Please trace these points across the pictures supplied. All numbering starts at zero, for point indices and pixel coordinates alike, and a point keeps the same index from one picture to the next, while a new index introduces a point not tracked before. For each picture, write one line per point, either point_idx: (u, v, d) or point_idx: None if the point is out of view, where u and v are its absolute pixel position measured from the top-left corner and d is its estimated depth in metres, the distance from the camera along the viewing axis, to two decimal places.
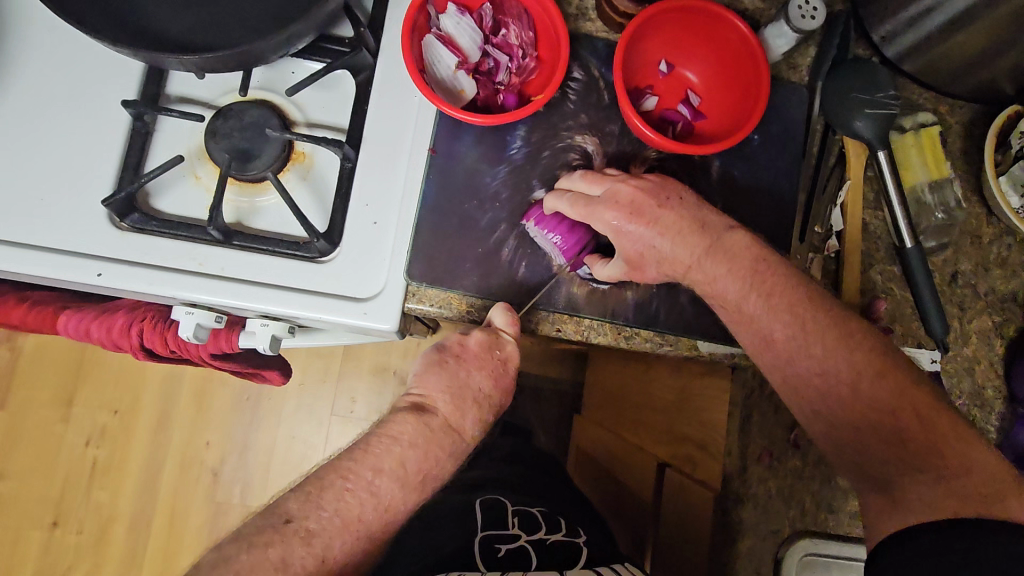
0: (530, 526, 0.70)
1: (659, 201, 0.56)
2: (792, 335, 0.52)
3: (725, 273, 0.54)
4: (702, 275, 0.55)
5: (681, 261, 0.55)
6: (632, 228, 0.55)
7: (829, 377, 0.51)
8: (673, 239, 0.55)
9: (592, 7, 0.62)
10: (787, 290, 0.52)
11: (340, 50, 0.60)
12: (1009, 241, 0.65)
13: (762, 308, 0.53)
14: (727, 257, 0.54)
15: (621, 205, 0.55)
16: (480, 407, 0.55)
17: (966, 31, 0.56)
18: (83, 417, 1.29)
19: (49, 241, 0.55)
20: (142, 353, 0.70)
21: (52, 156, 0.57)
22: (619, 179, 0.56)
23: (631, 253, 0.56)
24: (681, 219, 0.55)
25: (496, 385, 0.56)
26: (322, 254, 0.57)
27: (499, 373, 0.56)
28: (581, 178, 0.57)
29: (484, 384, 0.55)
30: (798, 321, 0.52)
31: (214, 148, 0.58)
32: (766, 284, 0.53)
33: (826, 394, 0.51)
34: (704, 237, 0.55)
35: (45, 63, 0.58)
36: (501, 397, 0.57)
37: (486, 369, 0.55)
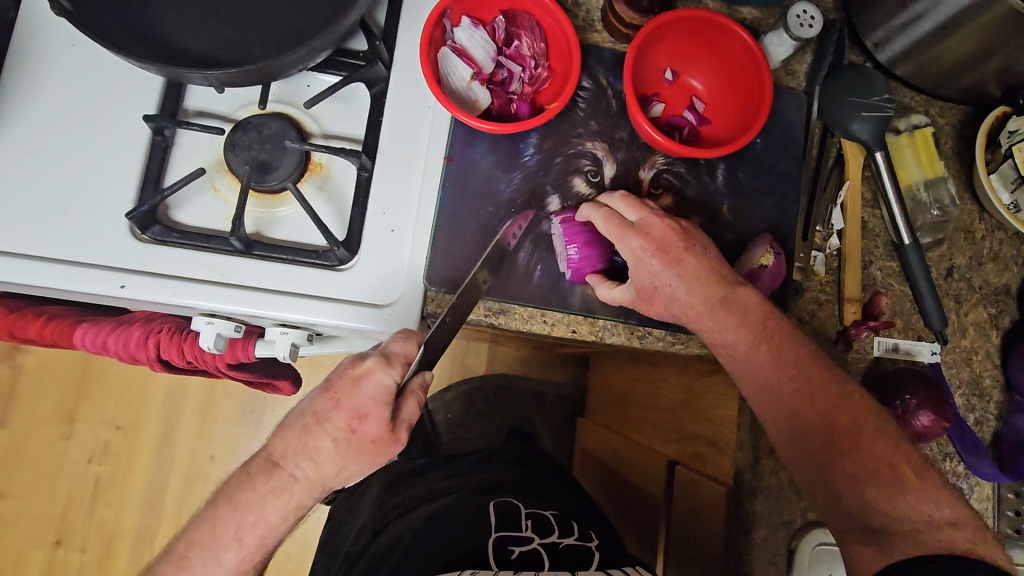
0: (546, 524, 0.72)
1: (686, 245, 0.57)
2: (795, 389, 0.56)
3: (737, 325, 0.57)
4: (713, 323, 0.58)
5: (688, 304, 0.58)
6: (654, 262, 0.57)
7: (830, 428, 0.56)
8: (688, 285, 0.57)
9: (599, 18, 0.65)
10: (795, 351, 0.57)
11: (356, 63, 0.61)
12: (1000, 236, 0.68)
13: (767, 366, 0.57)
14: (739, 312, 0.57)
15: (651, 237, 0.57)
16: (314, 433, 0.51)
17: (954, 36, 0.59)
18: (85, 433, 1.28)
19: (71, 255, 0.56)
20: (158, 364, 0.70)
21: (73, 171, 0.58)
22: (656, 212, 0.58)
23: (646, 282, 0.58)
24: (702, 266, 0.58)
25: (345, 407, 0.51)
26: (341, 262, 0.59)
27: (346, 391, 0.51)
28: (620, 200, 0.59)
29: (325, 406, 0.51)
30: (804, 373, 0.57)
31: (235, 160, 0.59)
32: (774, 340, 0.57)
33: (827, 443, 0.56)
34: (718, 290, 0.57)
35: (65, 81, 0.59)
36: (352, 421, 0.51)
37: (329, 395, 0.51)
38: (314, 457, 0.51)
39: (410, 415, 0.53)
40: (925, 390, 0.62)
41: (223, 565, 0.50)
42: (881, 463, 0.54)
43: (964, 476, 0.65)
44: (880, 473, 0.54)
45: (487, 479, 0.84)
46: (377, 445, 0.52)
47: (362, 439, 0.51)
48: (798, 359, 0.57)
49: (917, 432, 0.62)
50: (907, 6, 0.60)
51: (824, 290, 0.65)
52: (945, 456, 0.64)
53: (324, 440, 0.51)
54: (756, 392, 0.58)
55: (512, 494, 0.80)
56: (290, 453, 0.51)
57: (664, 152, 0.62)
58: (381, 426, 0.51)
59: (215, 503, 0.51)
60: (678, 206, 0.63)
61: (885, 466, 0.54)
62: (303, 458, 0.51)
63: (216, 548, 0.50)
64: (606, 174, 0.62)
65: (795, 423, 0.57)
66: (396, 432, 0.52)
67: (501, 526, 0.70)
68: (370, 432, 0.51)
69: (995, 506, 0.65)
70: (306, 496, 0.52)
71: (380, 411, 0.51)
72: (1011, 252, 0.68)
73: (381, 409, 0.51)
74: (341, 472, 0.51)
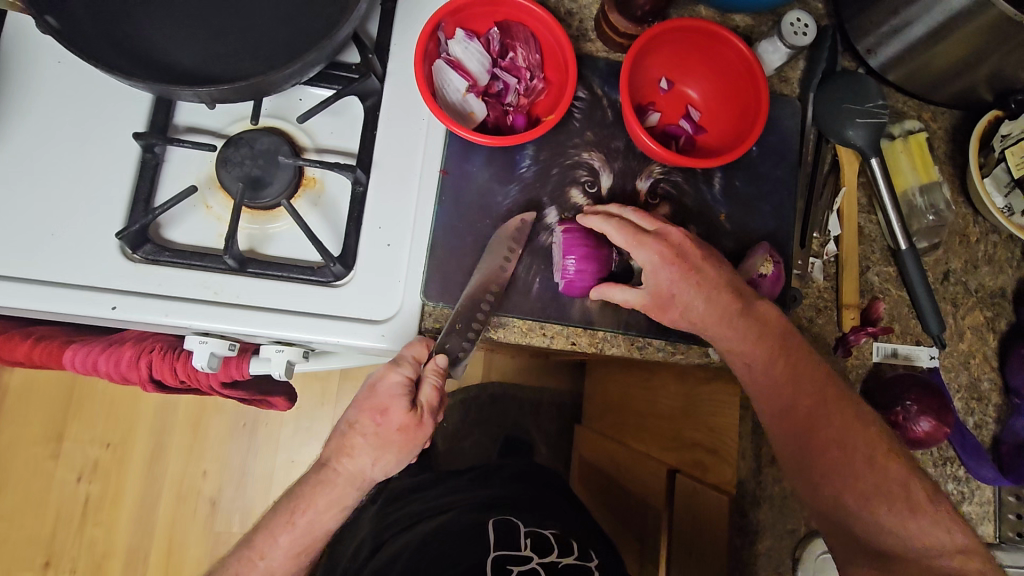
0: (546, 542, 0.71)
1: (702, 255, 0.58)
2: (816, 405, 0.57)
3: (756, 339, 0.57)
4: (731, 335, 0.57)
5: (706, 317, 0.57)
6: (672, 269, 0.56)
7: (846, 448, 0.56)
8: (706, 295, 0.57)
9: (592, 28, 0.65)
10: (812, 371, 0.57)
11: (349, 76, 0.60)
12: (995, 239, 0.69)
13: (783, 381, 0.57)
14: (760, 325, 0.57)
15: (669, 245, 0.57)
16: (348, 434, 0.55)
17: (945, 43, 0.59)
18: (75, 452, 1.26)
19: (60, 277, 0.55)
20: (150, 384, 0.69)
21: (61, 190, 0.57)
22: (669, 223, 0.59)
23: (662, 292, 0.57)
24: (719, 278, 0.58)
25: (368, 406, 0.55)
26: (337, 278, 0.58)
27: (367, 393, 0.55)
28: (633, 214, 0.59)
29: (353, 413, 0.56)
30: (821, 394, 0.57)
31: (226, 176, 0.58)
32: (794, 355, 0.57)
33: (838, 464, 0.56)
34: (737, 301, 0.57)
35: (52, 98, 0.58)
36: (375, 416, 0.54)
37: (364, 399, 0.55)
38: (352, 454, 0.55)
39: (430, 399, 0.55)
40: (928, 397, 0.61)
41: (279, 546, 0.55)
42: (893, 486, 0.55)
43: (964, 480, 0.65)
44: (892, 493, 0.55)
45: (488, 495, 0.83)
46: (405, 434, 0.55)
47: (389, 432, 0.54)
48: (817, 375, 0.58)
49: (918, 438, 0.62)
50: (899, 12, 0.60)
51: (822, 297, 0.65)
52: (945, 460, 0.65)
53: (357, 439, 0.55)
54: (775, 412, 0.58)
55: (511, 509, 0.79)
56: (334, 455, 0.55)
57: (661, 161, 0.62)
58: (401, 415, 0.54)
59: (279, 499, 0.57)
60: (676, 215, 0.63)
61: (897, 490, 0.55)
62: (342, 456, 0.55)
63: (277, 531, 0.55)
64: (603, 184, 0.62)
65: (808, 446, 0.56)
66: (418, 417, 0.55)
67: (500, 544, 0.68)
68: (393, 422, 0.54)
69: (996, 510, 0.65)
70: (351, 489, 0.55)
71: (398, 403, 0.54)
72: (1006, 256, 0.69)
73: (399, 401, 0.54)
74: (376, 463, 0.54)
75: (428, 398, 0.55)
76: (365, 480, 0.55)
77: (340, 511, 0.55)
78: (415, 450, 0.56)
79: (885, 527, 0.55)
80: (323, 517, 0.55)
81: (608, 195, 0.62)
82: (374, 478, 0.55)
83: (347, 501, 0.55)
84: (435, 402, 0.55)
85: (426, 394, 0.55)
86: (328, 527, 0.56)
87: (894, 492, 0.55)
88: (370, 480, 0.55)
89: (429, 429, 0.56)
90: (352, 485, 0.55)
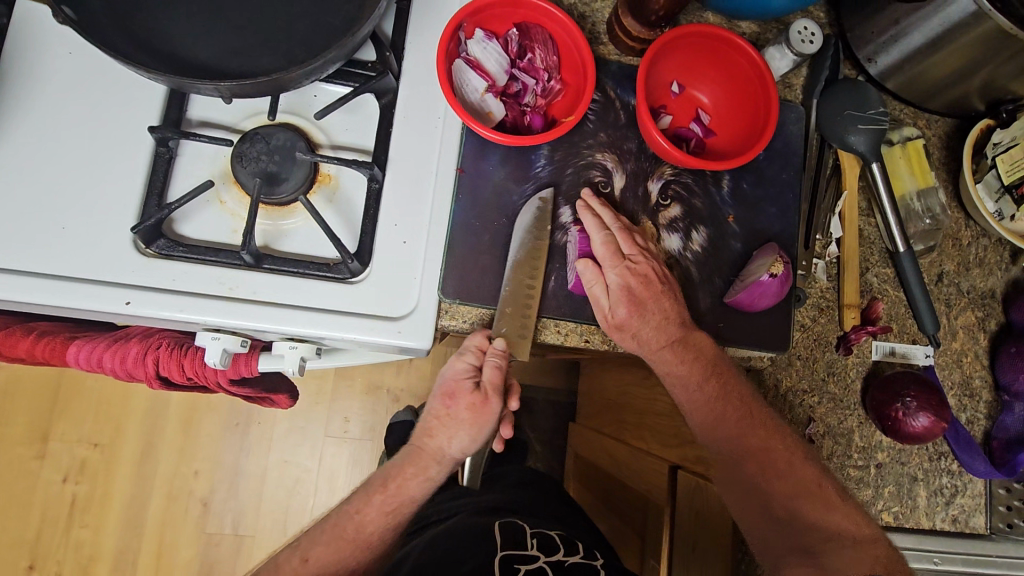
0: (551, 544, 0.70)
1: (663, 288, 0.61)
2: (740, 415, 0.61)
3: (689, 363, 0.60)
4: (666, 358, 0.61)
5: (653, 339, 0.61)
6: (634, 296, 0.59)
7: (772, 451, 0.60)
8: (655, 325, 0.61)
9: (604, 32, 0.66)
10: (738, 389, 0.62)
11: (365, 74, 0.61)
12: (986, 242, 0.72)
13: (714, 396, 0.61)
14: (695, 354, 0.60)
15: (638, 273, 0.59)
16: (428, 418, 0.63)
17: (942, 53, 0.61)
18: (60, 452, 1.23)
19: (71, 271, 0.54)
20: (156, 381, 0.68)
21: (70, 184, 0.56)
22: (644, 248, 0.61)
23: (618, 317, 0.60)
24: (672, 308, 0.61)
25: (440, 393, 0.62)
26: (353, 275, 0.58)
27: (440, 381, 0.63)
28: (620, 231, 0.60)
29: (432, 400, 0.64)
30: (746, 409, 0.61)
31: (242, 172, 0.58)
32: (724, 378, 0.61)
33: (765, 470, 0.59)
34: (680, 331, 0.61)
35: (62, 90, 0.57)
36: (446, 401, 0.62)
37: (438, 388, 0.63)
38: (432, 434, 0.63)
39: (491, 379, 0.59)
40: (927, 392, 0.62)
41: (371, 507, 0.63)
42: (810, 484, 0.59)
43: (958, 473, 0.67)
44: (812, 493, 0.59)
45: (496, 500, 0.83)
46: (474, 412, 0.61)
47: (460, 413, 0.61)
48: (737, 389, 0.62)
49: (915, 433, 0.62)
50: (898, 22, 0.62)
51: (824, 297, 0.67)
52: (940, 454, 0.67)
53: (436, 422, 0.62)
54: (703, 420, 0.62)
55: (518, 513, 0.79)
56: (420, 435, 0.64)
57: (673, 162, 0.63)
58: (466, 396, 0.61)
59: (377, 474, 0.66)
60: (686, 215, 0.64)
61: (814, 488, 0.59)
62: (425, 437, 0.63)
63: (371, 497, 0.63)
64: (616, 184, 0.63)
65: (735, 451, 0.60)
66: (483, 396, 0.61)
67: (507, 544, 0.68)
68: (462, 405, 0.61)
69: (988, 502, 0.67)
70: (434, 463, 0.63)
71: (462, 387, 0.61)
72: (996, 258, 0.72)
73: (463, 386, 0.61)
74: (454, 441, 0.62)
75: (490, 379, 0.59)
76: (446, 456, 0.63)
77: (425, 481, 0.63)
78: (488, 426, 0.62)
79: (810, 528, 0.58)
80: (410, 484, 0.63)
81: (621, 195, 0.63)
82: (454, 456, 0.63)
83: (431, 473, 0.63)
84: (497, 382, 0.59)
85: (487, 376, 0.59)
86: (414, 496, 0.63)
87: (816, 494, 0.59)
88: (450, 456, 0.63)
89: (496, 405, 0.61)
90: (435, 460, 0.63)
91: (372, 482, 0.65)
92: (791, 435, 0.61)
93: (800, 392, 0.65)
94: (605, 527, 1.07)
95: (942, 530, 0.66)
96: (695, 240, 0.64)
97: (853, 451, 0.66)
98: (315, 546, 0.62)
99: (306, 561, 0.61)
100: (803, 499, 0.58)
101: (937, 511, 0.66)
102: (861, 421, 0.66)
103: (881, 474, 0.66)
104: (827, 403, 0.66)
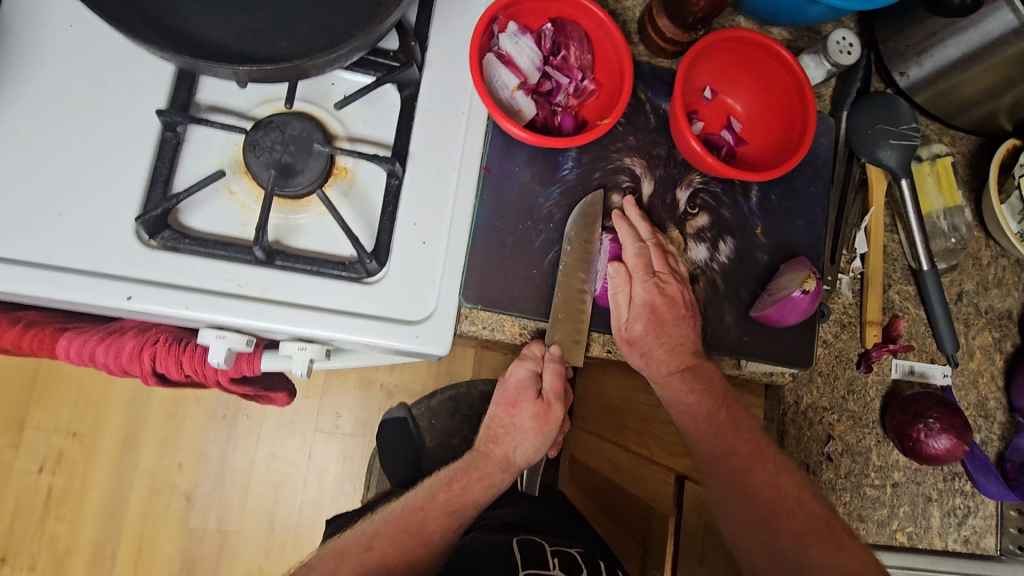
0: (573, 565, 0.68)
1: (687, 312, 0.60)
2: (748, 446, 0.62)
3: (699, 394, 0.61)
4: (675, 387, 0.61)
5: (664, 364, 0.61)
6: (657, 317, 0.59)
7: (778, 489, 0.60)
8: (670, 349, 0.61)
9: (635, 32, 0.64)
10: (745, 423, 0.63)
11: (389, 64, 0.57)
12: (1005, 262, 0.71)
13: (727, 428, 0.62)
14: (705, 383, 0.61)
15: (667, 295, 0.59)
16: (493, 426, 0.64)
17: (977, 69, 0.60)
18: (36, 441, 1.18)
19: (69, 261, 0.50)
20: (152, 377, 0.65)
21: (69, 169, 0.52)
22: (675, 269, 0.60)
23: (633, 332, 0.59)
24: (688, 336, 0.61)
25: (502, 401, 0.62)
26: (369, 275, 0.55)
27: (501, 388, 0.62)
28: (652, 250, 0.59)
29: (493, 408, 0.64)
30: (754, 443, 0.62)
31: (255, 162, 0.54)
32: (731, 408, 0.62)
33: (775, 502, 0.59)
34: (693, 358, 0.61)
35: (62, 67, 0.54)
36: (510, 409, 0.62)
37: (500, 397, 0.63)
38: (498, 442, 0.64)
39: (553, 387, 0.59)
40: (949, 415, 0.61)
41: (436, 503, 0.65)
42: (818, 523, 0.58)
43: (971, 494, 0.67)
44: (820, 531, 0.57)
45: (510, 515, 0.83)
46: (538, 420, 0.62)
47: (525, 422, 0.62)
48: (738, 418, 0.63)
49: (936, 454, 0.62)
50: (935, 35, 0.61)
51: (846, 313, 0.66)
52: (954, 475, 0.67)
53: (501, 430, 0.63)
54: (707, 451, 0.62)
55: (532, 531, 0.78)
56: (484, 441, 0.65)
57: (702, 170, 0.61)
58: (529, 405, 0.61)
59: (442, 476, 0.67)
60: (714, 225, 0.62)
61: (824, 527, 0.57)
62: (491, 444, 0.64)
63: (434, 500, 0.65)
64: (645, 191, 0.61)
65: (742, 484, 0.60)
66: (546, 404, 0.61)
67: (529, 563, 0.67)
68: (525, 414, 0.62)
69: (999, 523, 0.67)
70: (498, 469, 0.65)
71: (525, 396, 0.61)
72: (1014, 279, 0.71)
73: (526, 395, 0.61)
74: (519, 450, 0.63)
75: (551, 387, 0.59)
76: (512, 463, 0.64)
77: (490, 487, 0.65)
78: (552, 433, 0.62)
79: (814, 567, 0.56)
80: (474, 488, 0.65)
81: (649, 202, 0.61)
82: (520, 462, 0.64)
83: (495, 480, 0.65)
84: (557, 388, 0.59)
85: (548, 383, 0.59)
86: (477, 500, 0.65)
87: (823, 534, 0.57)
88: (517, 463, 0.64)
89: (560, 411, 0.61)
90: (500, 467, 0.65)
91: (434, 483, 0.68)
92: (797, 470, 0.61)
93: (821, 409, 0.65)
94: (602, 530, 1.06)
95: (954, 551, 0.66)
96: (722, 251, 0.62)
97: (871, 470, 0.65)
98: (379, 537, 0.63)
99: (370, 550, 0.61)
100: (809, 539, 0.57)
101: (950, 532, 0.66)
102: (879, 440, 0.66)
103: (896, 493, 0.65)
104: (846, 421, 0.65)
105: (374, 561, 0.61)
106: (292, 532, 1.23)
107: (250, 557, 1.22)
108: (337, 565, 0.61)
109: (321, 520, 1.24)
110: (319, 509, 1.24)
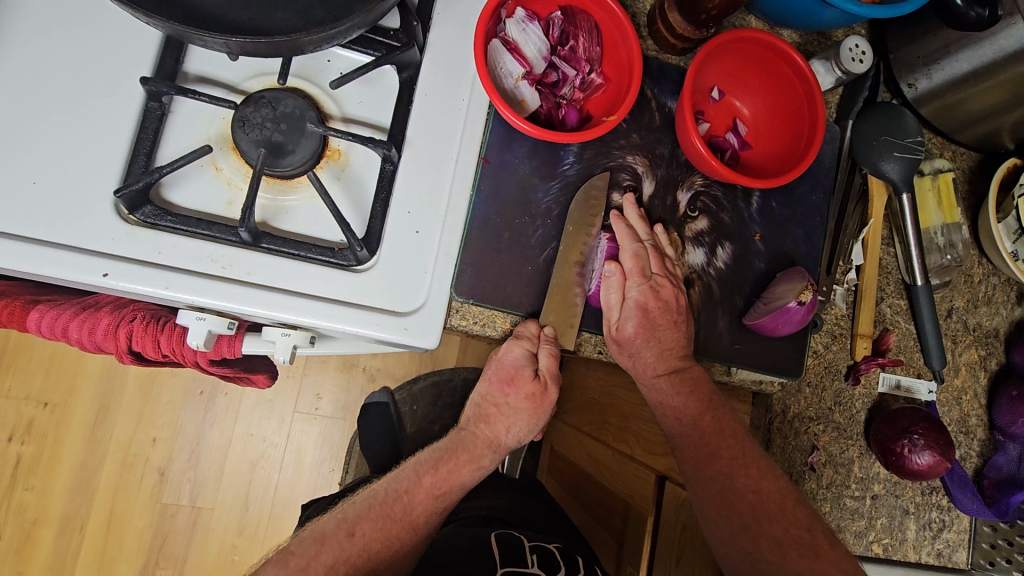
0: (551, 562, 0.68)
1: (679, 315, 0.59)
2: (735, 455, 0.61)
3: (684, 398, 0.60)
4: (662, 390, 0.61)
5: (651, 367, 0.60)
6: (650, 316, 0.57)
7: (761, 496, 0.59)
8: (660, 352, 0.60)
9: (644, 25, 0.62)
10: (729, 428, 0.62)
11: (388, 44, 0.55)
12: (996, 281, 0.71)
13: (710, 431, 0.61)
14: (690, 388, 0.60)
15: (661, 299, 0.58)
16: (485, 405, 0.62)
17: (986, 85, 0.60)
18: (5, 409, 1.15)
19: (41, 233, 0.48)
20: (128, 355, 0.63)
21: (46, 134, 0.49)
22: (669, 271, 0.59)
23: (624, 332, 0.58)
24: (679, 340, 0.60)
25: (497, 378, 0.61)
26: (359, 263, 0.53)
27: (496, 365, 0.60)
28: (650, 248, 0.58)
29: (484, 386, 0.62)
30: (739, 448, 0.61)
31: (244, 139, 0.52)
32: (718, 411, 0.61)
33: (755, 512, 0.59)
34: (682, 361, 0.61)
35: (41, 27, 0.51)
36: (505, 388, 0.61)
37: (495, 373, 0.61)
38: (490, 422, 0.63)
39: (549, 367, 0.58)
40: (934, 431, 0.62)
41: (423, 489, 0.64)
42: (798, 531, 0.57)
43: (947, 508, 0.68)
44: (798, 541, 0.57)
45: (489, 508, 0.83)
46: (533, 401, 0.61)
47: (519, 402, 0.61)
48: (725, 424, 0.62)
49: (919, 470, 0.62)
50: (948, 48, 0.60)
51: (838, 324, 0.66)
52: (932, 489, 0.68)
53: (493, 409, 0.62)
54: (690, 453, 0.62)
55: (512, 525, 0.79)
56: (474, 422, 0.64)
57: (705, 173, 0.60)
58: (526, 385, 0.59)
59: (419, 461, 0.67)
60: (712, 230, 0.61)
61: (805, 538, 0.57)
62: (481, 423, 0.63)
63: (417, 493, 0.64)
64: (645, 191, 0.60)
65: (722, 490, 0.60)
66: (542, 385, 0.60)
67: (505, 561, 0.67)
68: (520, 392, 0.61)
69: (971, 538, 0.68)
70: (488, 451, 0.64)
71: (522, 375, 0.59)
72: (1003, 297, 0.71)
73: (523, 374, 0.59)
74: (511, 431, 0.63)
75: (548, 368, 0.58)
76: (501, 445, 0.64)
77: (477, 469, 0.65)
78: (544, 415, 0.63)
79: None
80: (461, 472, 0.64)
81: (649, 201, 0.60)
82: (509, 443, 0.64)
83: (483, 462, 0.65)
84: (553, 368, 0.59)
85: (545, 364, 0.58)
86: (464, 483, 0.65)
87: (805, 544, 0.57)
88: (505, 445, 0.64)
89: (554, 393, 0.61)
90: (489, 449, 0.64)
91: (412, 466, 0.67)
92: (782, 478, 0.60)
93: (807, 419, 0.65)
94: (577, 520, 1.08)
95: (926, 563, 0.67)
96: (720, 256, 0.62)
97: (852, 482, 0.66)
98: (361, 522, 0.62)
99: (353, 536, 0.61)
100: (788, 548, 0.56)
101: (923, 545, 0.67)
102: (862, 452, 0.66)
103: (875, 505, 0.66)
104: (831, 431, 0.66)
105: (355, 548, 0.60)
106: (267, 511, 1.22)
107: (222, 535, 1.21)
108: (317, 551, 0.60)
109: (297, 500, 1.23)
110: (294, 490, 1.23)
